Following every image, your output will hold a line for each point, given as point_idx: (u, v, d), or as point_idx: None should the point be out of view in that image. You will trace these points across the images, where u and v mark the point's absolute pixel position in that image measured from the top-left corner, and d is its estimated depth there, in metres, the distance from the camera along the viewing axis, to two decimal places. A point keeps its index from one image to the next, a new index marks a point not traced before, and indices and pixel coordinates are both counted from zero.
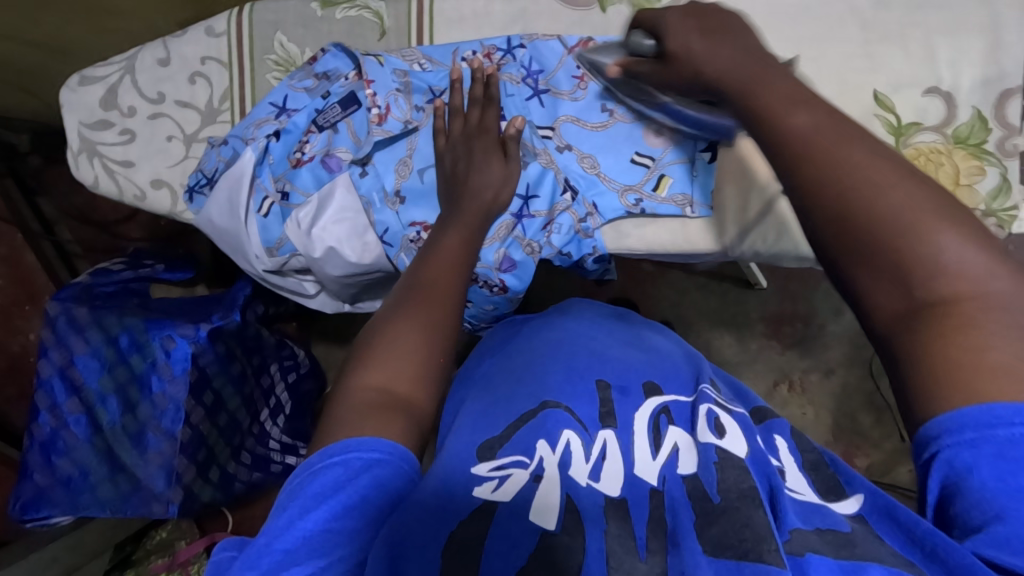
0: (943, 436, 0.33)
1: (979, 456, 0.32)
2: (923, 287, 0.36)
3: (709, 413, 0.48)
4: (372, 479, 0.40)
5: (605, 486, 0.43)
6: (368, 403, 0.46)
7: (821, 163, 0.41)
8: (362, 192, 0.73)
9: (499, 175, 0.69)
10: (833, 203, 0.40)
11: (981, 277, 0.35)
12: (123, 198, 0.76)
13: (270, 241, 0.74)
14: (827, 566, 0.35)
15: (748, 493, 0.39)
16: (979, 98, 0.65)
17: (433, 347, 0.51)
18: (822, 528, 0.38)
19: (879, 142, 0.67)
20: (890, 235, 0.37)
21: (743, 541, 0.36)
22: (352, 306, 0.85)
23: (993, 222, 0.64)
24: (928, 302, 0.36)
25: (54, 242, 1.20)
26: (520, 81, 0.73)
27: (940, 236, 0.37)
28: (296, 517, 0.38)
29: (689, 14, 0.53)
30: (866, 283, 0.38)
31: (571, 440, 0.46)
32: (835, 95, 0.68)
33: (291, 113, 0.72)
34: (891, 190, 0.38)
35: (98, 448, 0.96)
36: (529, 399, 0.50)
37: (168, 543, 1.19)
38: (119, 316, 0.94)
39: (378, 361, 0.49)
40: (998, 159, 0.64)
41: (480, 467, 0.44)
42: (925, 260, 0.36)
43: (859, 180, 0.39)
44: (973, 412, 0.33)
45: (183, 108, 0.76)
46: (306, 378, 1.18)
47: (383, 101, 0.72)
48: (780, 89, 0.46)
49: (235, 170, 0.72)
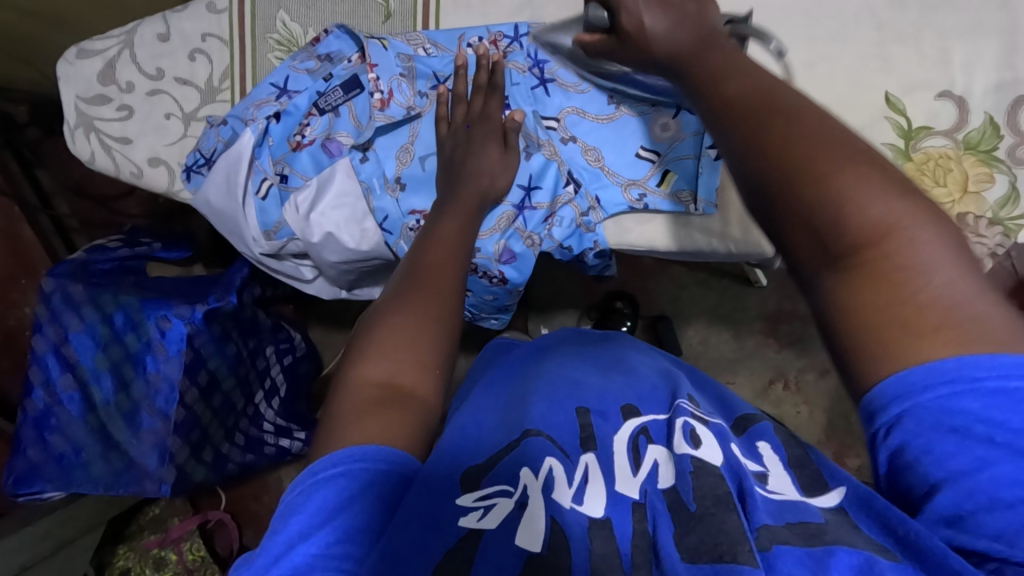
0: (876, 412, 0.33)
1: (916, 429, 0.32)
2: (842, 227, 0.34)
3: (686, 425, 0.46)
4: (376, 494, 0.40)
5: (588, 507, 0.41)
6: (371, 399, 0.45)
7: (737, 109, 0.38)
8: (362, 177, 0.72)
9: (499, 164, 0.68)
10: (739, 135, 0.38)
11: (901, 207, 0.34)
12: (119, 175, 0.75)
13: (268, 224, 0.73)
14: (794, 555, 0.35)
15: (724, 499, 0.39)
16: (992, 103, 0.64)
17: (434, 333, 0.51)
18: (793, 523, 0.38)
19: (888, 145, 0.66)
20: (806, 177, 0.35)
21: (717, 545, 0.37)
22: (349, 292, 0.85)
23: (1000, 231, 0.64)
24: (850, 249, 0.34)
25: (51, 216, 1.19)
26: (526, 70, 0.71)
27: (844, 165, 0.35)
28: (298, 543, 0.38)
29: None
30: (786, 233, 0.36)
31: (554, 468, 0.44)
32: (847, 95, 0.67)
33: (292, 95, 0.71)
34: (807, 132, 0.36)
35: (91, 425, 0.96)
36: (511, 428, 0.48)
37: (161, 519, 1.20)
38: (115, 294, 0.93)
39: (379, 352, 0.48)
40: (1008, 167, 0.64)
41: (465, 497, 0.41)
42: (841, 196, 0.34)
43: (766, 115, 0.37)
44: (898, 381, 0.32)
45: (182, 86, 0.74)
46: (302, 361, 1.18)
47: (386, 86, 0.70)
48: (705, 38, 0.44)
49: (234, 151, 0.71)
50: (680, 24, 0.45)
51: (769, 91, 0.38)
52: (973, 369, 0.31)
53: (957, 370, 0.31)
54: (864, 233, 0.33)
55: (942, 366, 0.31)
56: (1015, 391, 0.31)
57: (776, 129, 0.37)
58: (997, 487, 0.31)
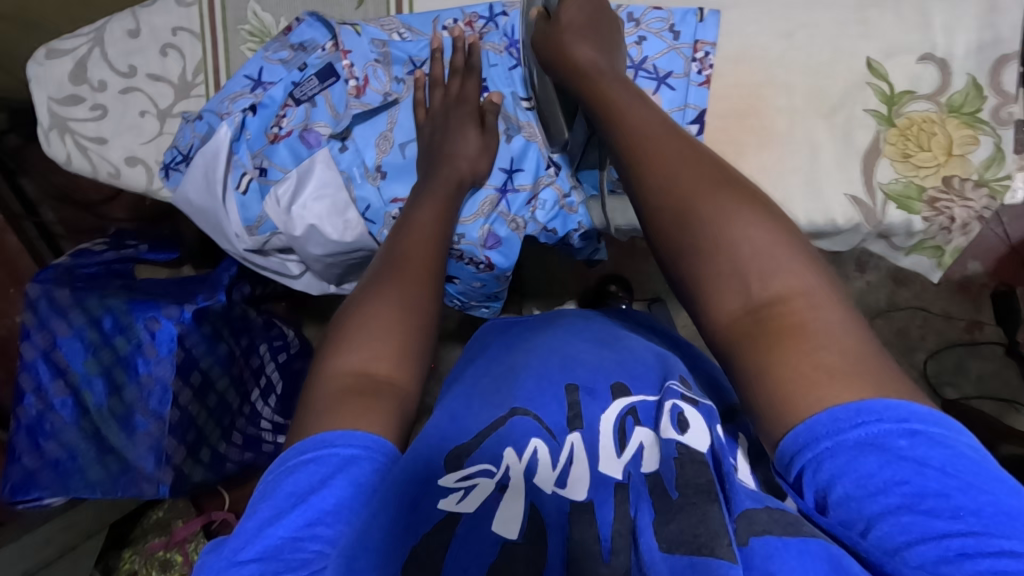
0: (806, 448, 0.35)
1: (841, 463, 0.34)
2: (754, 290, 0.40)
3: (674, 407, 0.46)
4: (348, 479, 0.40)
5: (571, 492, 0.42)
6: (345, 389, 0.45)
7: (656, 174, 0.47)
8: (342, 167, 0.71)
9: (475, 146, 0.68)
10: (667, 200, 0.46)
11: (803, 280, 0.40)
12: (97, 176, 0.74)
13: (250, 219, 0.73)
14: (769, 547, 0.34)
15: (706, 488, 0.39)
16: (974, 64, 0.63)
17: (411, 321, 0.50)
18: (771, 507, 0.37)
19: (870, 112, 0.65)
20: (716, 241, 0.42)
21: (697, 537, 0.36)
22: (337, 287, 0.85)
23: (986, 192, 0.63)
24: (760, 305, 0.40)
25: (36, 222, 1.18)
26: (503, 50, 0.71)
27: (754, 237, 0.42)
28: (272, 523, 0.38)
29: (586, 12, 0.63)
30: (705, 289, 0.43)
31: (538, 448, 0.45)
32: (827, 61, 0.66)
33: (267, 87, 0.70)
34: (714, 199, 0.44)
35: (86, 430, 0.95)
36: (497, 406, 0.50)
37: (165, 522, 1.21)
38: (102, 297, 0.93)
39: (355, 343, 0.48)
40: (992, 128, 0.63)
41: (447, 478, 0.42)
42: (749, 260, 0.41)
43: (686, 184, 0.45)
44: (823, 421, 0.35)
45: (155, 82, 0.73)
46: (297, 358, 1.19)
47: (360, 72, 0.69)
48: (634, 99, 0.53)
49: (211, 146, 0.70)
50: (606, 67, 0.58)
51: (689, 169, 0.46)
52: (875, 411, 0.35)
53: (879, 408, 0.35)
54: (770, 295, 0.40)
55: (857, 404, 0.35)
56: (925, 432, 0.34)
57: (701, 203, 0.44)
58: (926, 521, 0.32)
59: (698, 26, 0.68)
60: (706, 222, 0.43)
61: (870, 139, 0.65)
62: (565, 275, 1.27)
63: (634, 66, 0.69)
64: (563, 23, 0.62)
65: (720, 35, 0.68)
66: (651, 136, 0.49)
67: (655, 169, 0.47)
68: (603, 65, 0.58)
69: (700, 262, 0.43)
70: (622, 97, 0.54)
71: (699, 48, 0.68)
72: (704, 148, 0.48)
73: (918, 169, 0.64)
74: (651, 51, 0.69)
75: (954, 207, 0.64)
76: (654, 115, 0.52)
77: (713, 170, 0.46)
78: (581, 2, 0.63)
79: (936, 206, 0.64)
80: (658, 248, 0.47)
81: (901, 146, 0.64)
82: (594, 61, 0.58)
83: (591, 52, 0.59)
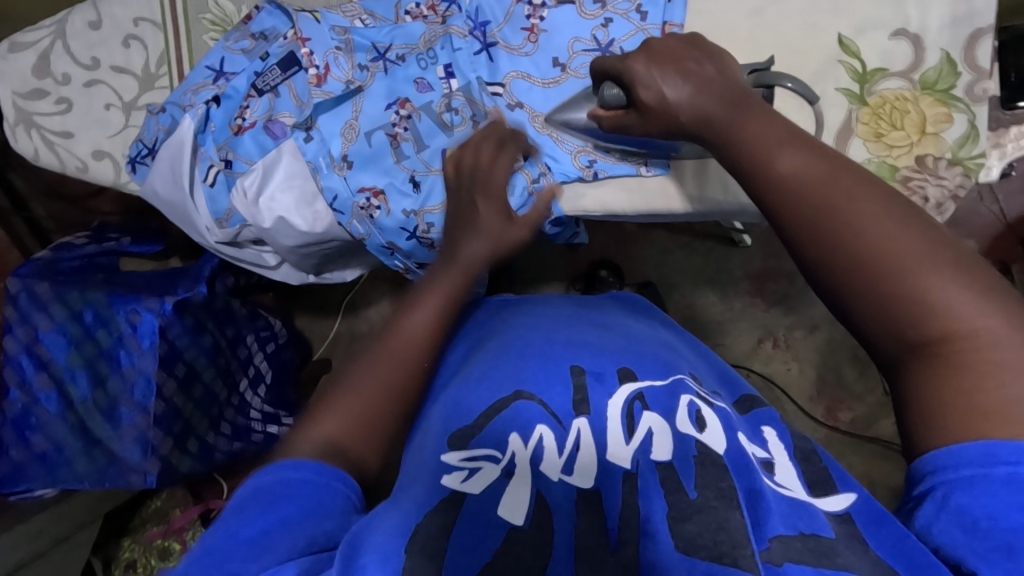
0: (939, 477, 0.37)
1: (970, 494, 0.36)
2: (919, 327, 0.38)
3: (691, 404, 0.49)
4: (327, 488, 0.42)
5: (577, 479, 0.43)
6: (311, 455, 0.45)
7: (799, 208, 0.43)
8: (308, 157, 0.70)
9: (497, 227, 0.63)
10: (819, 234, 0.42)
11: (984, 314, 0.37)
12: (65, 171, 0.73)
13: (219, 212, 0.72)
14: (803, 573, 0.37)
15: (726, 492, 0.41)
16: (948, 39, 0.62)
17: (381, 394, 0.50)
18: (805, 534, 0.39)
19: (842, 90, 0.64)
20: (887, 277, 0.39)
21: (718, 544, 0.38)
22: (316, 276, 0.89)
23: (959, 171, 0.62)
24: (928, 341, 0.38)
25: (26, 218, 1.19)
26: (467, 35, 0.69)
27: (938, 268, 0.38)
28: (233, 525, 0.38)
29: (653, 55, 0.54)
30: (865, 322, 0.41)
31: (544, 435, 0.46)
32: (798, 40, 0.65)
33: (229, 78, 0.70)
34: (882, 226, 0.40)
35: (70, 423, 0.94)
36: (501, 386, 0.51)
37: (163, 511, 1.21)
38: (83, 291, 0.93)
39: (323, 419, 0.48)
40: (966, 105, 0.61)
41: (450, 456, 0.46)
42: (925, 295, 0.38)
43: (853, 209, 0.41)
44: (972, 450, 0.35)
45: (119, 75, 0.72)
46: (285, 348, 1.23)
47: (321, 61, 0.69)
48: (767, 121, 0.47)
49: (175, 138, 0.70)
50: (720, 105, 0.50)
51: (860, 193, 0.42)
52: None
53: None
54: (951, 330, 0.38)
55: (977, 445, 0.35)
56: None
57: (855, 231, 0.41)
58: None
59: (666, 7, 0.67)
60: (871, 252, 0.40)
61: (841, 118, 0.64)
62: (554, 259, 1.28)
63: (601, 48, 0.67)
64: (648, 107, 0.54)
65: (689, 15, 0.67)
66: (796, 163, 0.44)
67: (805, 201, 0.43)
68: (709, 102, 0.50)
69: (875, 292, 0.40)
70: (748, 127, 0.47)
71: (667, 29, 0.66)
72: (856, 164, 0.44)
73: (890, 148, 0.63)
74: (618, 34, 0.67)
75: (927, 186, 0.62)
76: (796, 136, 0.46)
77: (907, 208, 0.41)
78: (648, 56, 0.54)
79: (910, 184, 0.63)
80: (812, 274, 0.43)
81: (873, 125, 0.63)
82: (694, 108, 0.51)
83: (688, 97, 0.51)
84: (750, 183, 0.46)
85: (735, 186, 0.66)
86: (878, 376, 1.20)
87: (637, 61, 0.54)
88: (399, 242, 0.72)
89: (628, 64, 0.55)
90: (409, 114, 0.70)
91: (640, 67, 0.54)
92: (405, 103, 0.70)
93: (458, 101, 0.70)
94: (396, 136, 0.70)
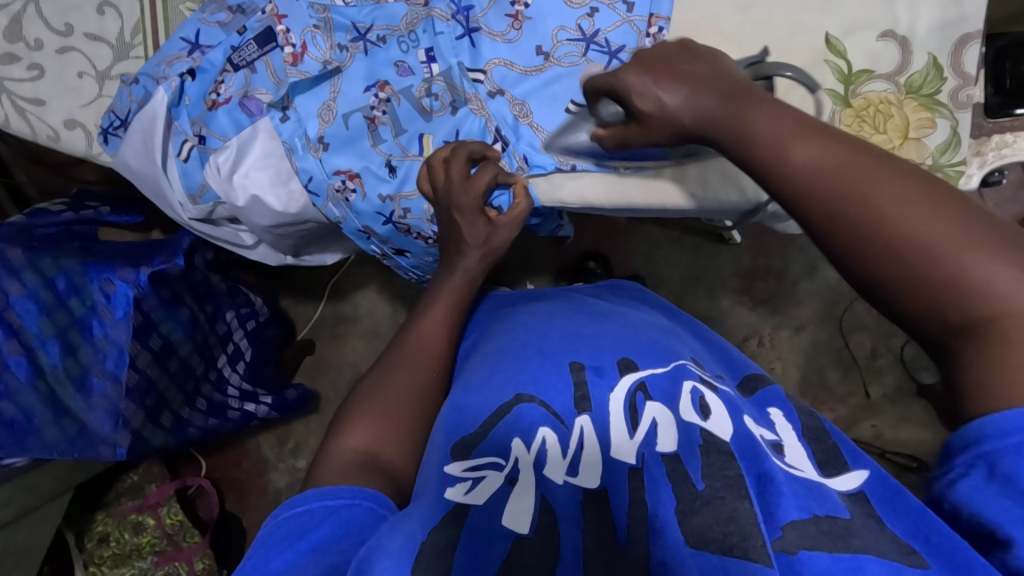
0: (983, 446, 0.38)
1: (1012, 461, 0.37)
2: (962, 308, 0.40)
3: (695, 392, 0.52)
4: (340, 520, 0.46)
5: (583, 479, 0.47)
6: (349, 464, 0.51)
7: (828, 210, 0.43)
8: (283, 137, 0.70)
9: (482, 234, 0.64)
10: (855, 231, 0.42)
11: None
12: (36, 139, 0.72)
13: (193, 187, 0.72)
14: (821, 562, 0.40)
15: (733, 482, 0.44)
16: (936, 43, 0.61)
17: (408, 401, 0.57)
18: (819, 516, 0.42)
19: (827, 91, 0.63)
20: (931, 266, 0.40)
21: (727, 536, 0.41)
22: (294, 258, 0.89)
23: (939, 178, 0.61)
24: (977, 323, 0.39)
25: (8, 183, 1.20)
26: (450, 18, 0.68)
27: (978, 250, 0.39)
28: (267, 556, 0.43)
29: (643, 63, 0.52)
30: (910, 311, 0.42)
31: (547, 437, 0.49)
32: (785, 38, 0.63)
33: (205, 51, 0.69)
34: (917, 216, 0.40)
35: (40, 392, 0.89)
36: (503, 389, 0.54)
37: (139, 486, 1.22)
38: (56, 259, 0.91)
39: (356, 427, 0.55)
40: (950, 111, 0.61)
41: (454, 466, 0.48)
42: (969, 279, 0.39)
43: (887, 203, 0.41)
44: (1014, 416, 0.37)
45: (93, 43, 0.71)
46: (266, 326, 1.22)
47: (298, 39, 0.68)
48: (781, 112, 0.46)
49: (148, 111, 0.69)
50: (727, 94, 0.48)
51: (891, 184, 0.41)
52: None
53: None
54: (995, 306, 0.39)
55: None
56: None
57: (894, 225, 0.41)
58: None
59: None
60: (910, 242, 0.40)
61: (824, 119, 0.63)
62: (541, 247, 1.27)
63: (585, 39, 0.66)
64: (646, 116, 0.51)
65: (676, 7, 0.66)
66: (820, 159, 0.43)
67: (830, 194, 0.43)
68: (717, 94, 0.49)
69: (913, 279, 0.40)
70: (756, 119, 0.46)
71: (653, 23, 0.65)
72: (877, 149, 0.43)
73: None
74: (603, 24, 0.66)
75: None
76: (812, 128, 0.45)
77: (930, 184, 0.42)
78: (640, 65, 0.51)
79: None
80: (846, 266, 0.43)
81: (856, 128, 0.62)
82: (696, 111, 0.49)
83: (683, 102, 0.49)
84: (766, 179, 0.46)
85: (715, 182, 0.66)
86: (860, 379, 1.21)
87: (629, 72, 0.51)
88: (375, 226, 0.72)
89: (619, 77, 0.52)
90: (388, 97, 0.69)
91: (632, 77, 0.51)
92: (384, 87, 0.69)
93: (438, 86, 0.69)
94: (374, 119, 0.69)
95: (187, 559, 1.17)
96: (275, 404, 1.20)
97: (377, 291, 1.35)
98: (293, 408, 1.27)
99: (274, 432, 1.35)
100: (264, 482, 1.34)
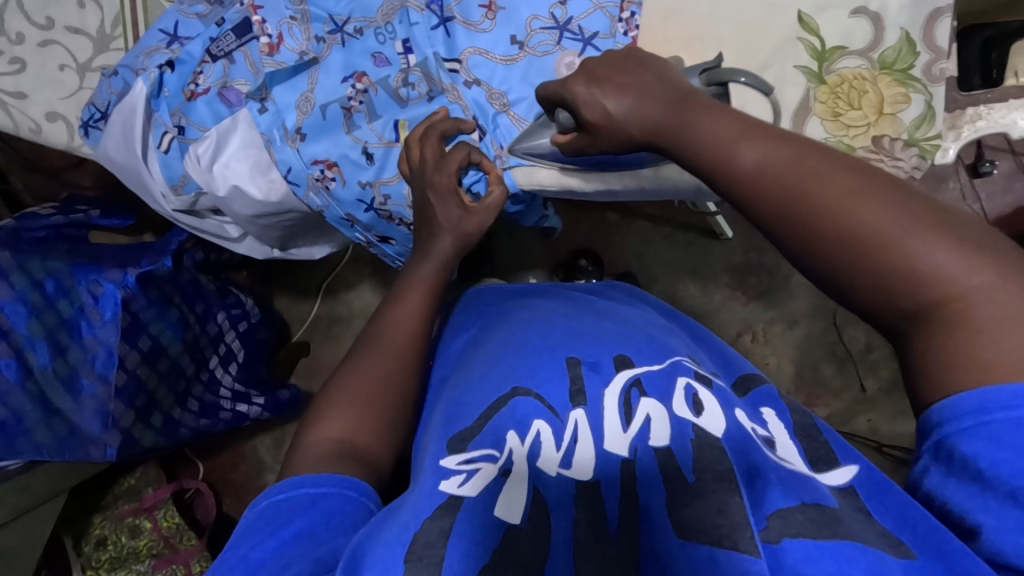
0: (945, 423, 0.38)
1: (971, 443, 0.36)
2: (911, 293, 0.39)
3: (689, 388, 0.51)
4: (319, 510, 0.45)
5: (576, 471, 0.46)
6: (327, 454, 0.50)
7: (773, 204, 0.43)
8: (261, 129, 0.71)
9: (454, 217, 0.65)
10: (801, 224, 0.42)
11: (974, 272, 0.37)
12: (17, 131, 0.77)
13: (174, 178, 0.74)
14: (802, 551, 0.38)
15: (725, 475, 0.42)
16: (907, 19, 0.61)
17: (383, 391, 0.56)
18: (806, 503, 0.41)
19: (801, 68, 0.63)
20: (875, 252, 0.39)
21: (719, 528, 0.40)
22: (281, 251, 0.89)
23: (916, 152, 0.61)
24: (922, 309, 0.39)
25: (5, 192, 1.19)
26: (424, 8, 0.68)
27: (926, 235, 0.38)
28: (247, 546, 0.43)
29: (588, 78, 0.54)
30: (855, 297, 0.41)
31: (541, 431, 0.49)
32: (759, 17, 0.64)
33: (184, 42, 0.71)
34: (860, 204, 0.40)
35: (31, 393, 0.85)
36: (500, 384, 0.54)
37: (135, 490, 1.21)
38: (43, 261, 0.89)
39: (331, 417, 0.53)
40: (924, 86, 0.61)
41: (449, 460, 0.47)
42: (911, 265, 0.38)
43: (826, 196, 0.41)
44: (972, 399, 0.36)
45: (74, 35, 0.77)
46: (257, 328, 1.21)
47: (274, 30, 0.69)
48: (723, 115, 0.47)
49: (127, 102, 0.71)
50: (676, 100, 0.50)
51: (835, 177, 0.42)
52: None
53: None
54: (942, 290, 0.38)
55: (975, 394, 0.36)
56: None
57: (835, 212, 0.41)
58: None
59: None
60: (850, 231, 0.40)
61: (800, 96, 0.63)
62: (531, 246, 1.28)
63: (559, 26, 0.66)
64: (595, 125, 0.54)
65: None
66: (759, 158, 0.44)
67: (778, 189, 0.43)
68: (663, 106, 0.50)
69: (861, 268, 0.40)
70: (705, 126, 0.47)
71: (625, 8, 0.66)
72: (820, 144, 0.44)
73: (847, 128, 0.62)
74: (576, 11, 0.66)
75: (883, 167, 0.62)
76: (755, 130, 0.46)
77: (875, 178, 0.41)
78: (587, 76, 0.54)
79: (866, 165, 0.62)
80: (797, 257, 0.43)
81: (831, 105, 0.63)
82: (642, 120, 0.51)
83: (629, 107, 0.51)
84: (717, 176, 0.46)
85: None
86: (855, 373, 1.20)
87: (577, 82, 0.54)
88: (357, 214, 0.72)
89: (568, 86, 0.55)
90: (365, 88, 0.69)
91: (580, 87, 0.54)
92: (361, 77, 0.69)
93: (415, 76, 0.69)
94: (351, 109, 0.69)
95: (184, 562, 1.14)
96: (268, 406, 1.19)
97: (370, 292, 1.35)
98: (286, 410, 1.24)
99: (270, 436, 1.34)
100: (260, 484, 1.33)
